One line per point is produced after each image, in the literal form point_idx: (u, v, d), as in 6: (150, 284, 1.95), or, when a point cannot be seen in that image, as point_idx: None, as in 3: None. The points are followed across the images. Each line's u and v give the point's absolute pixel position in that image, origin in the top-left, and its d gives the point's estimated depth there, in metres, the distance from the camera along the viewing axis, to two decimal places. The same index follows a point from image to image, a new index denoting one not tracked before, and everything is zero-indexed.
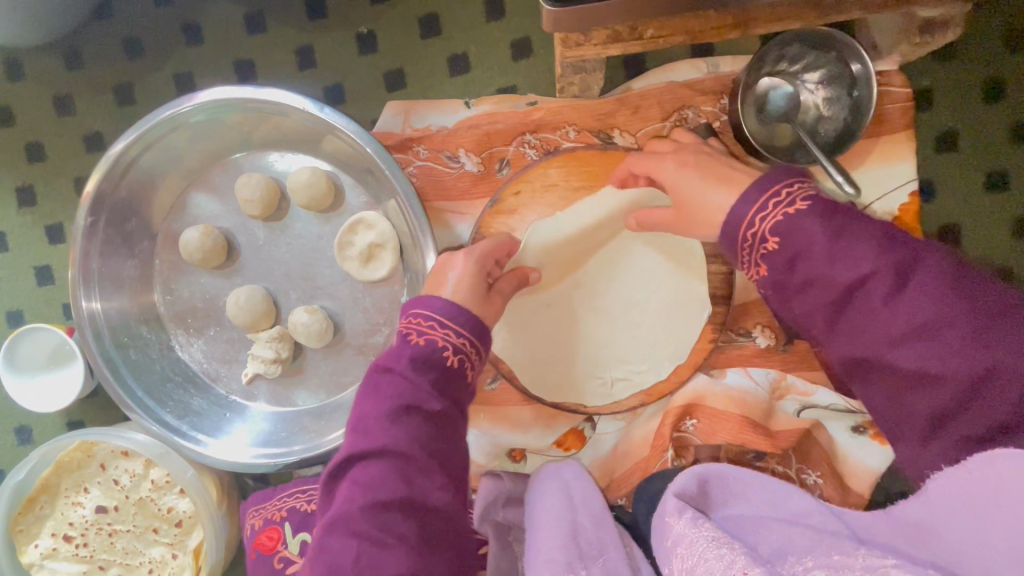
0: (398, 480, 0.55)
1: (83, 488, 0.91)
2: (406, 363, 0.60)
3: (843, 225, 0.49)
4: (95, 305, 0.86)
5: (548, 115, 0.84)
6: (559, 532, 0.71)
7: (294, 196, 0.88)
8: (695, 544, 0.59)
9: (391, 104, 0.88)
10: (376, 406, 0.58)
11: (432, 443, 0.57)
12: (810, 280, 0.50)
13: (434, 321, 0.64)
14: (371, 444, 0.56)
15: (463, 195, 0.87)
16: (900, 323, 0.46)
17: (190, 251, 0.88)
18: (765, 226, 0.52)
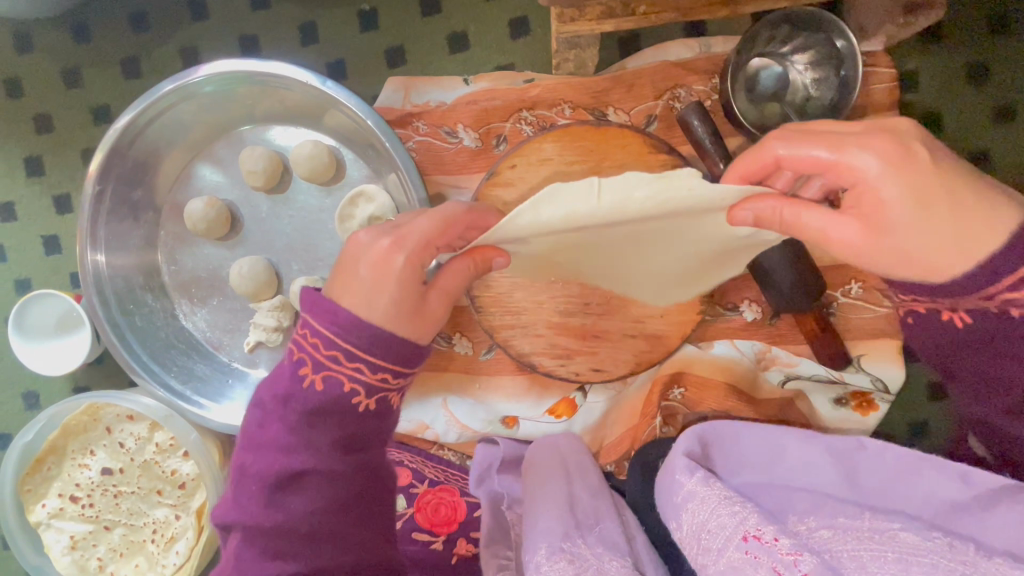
0: (292, 545, 0.56)
1: (89, 450, 0.94)
2: (304, 408, 0.59)
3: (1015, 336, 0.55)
4: (100, 260, 0.88)
5: (544, 92, 0.87)
6: (559, 502, 0.73)
7: (297, 168, 0.90)
8: (707, 501, 0.64)
9: (392, 80, 0.90)
10: (269, 470, 0.58)
11: (331, 496, 0.58)
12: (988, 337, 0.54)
13: (341, 351, 0.58)
14: (264, 499, 0.58)
15: (461, 170, 0.89)
16: None
17: (194, 220, 0.90)
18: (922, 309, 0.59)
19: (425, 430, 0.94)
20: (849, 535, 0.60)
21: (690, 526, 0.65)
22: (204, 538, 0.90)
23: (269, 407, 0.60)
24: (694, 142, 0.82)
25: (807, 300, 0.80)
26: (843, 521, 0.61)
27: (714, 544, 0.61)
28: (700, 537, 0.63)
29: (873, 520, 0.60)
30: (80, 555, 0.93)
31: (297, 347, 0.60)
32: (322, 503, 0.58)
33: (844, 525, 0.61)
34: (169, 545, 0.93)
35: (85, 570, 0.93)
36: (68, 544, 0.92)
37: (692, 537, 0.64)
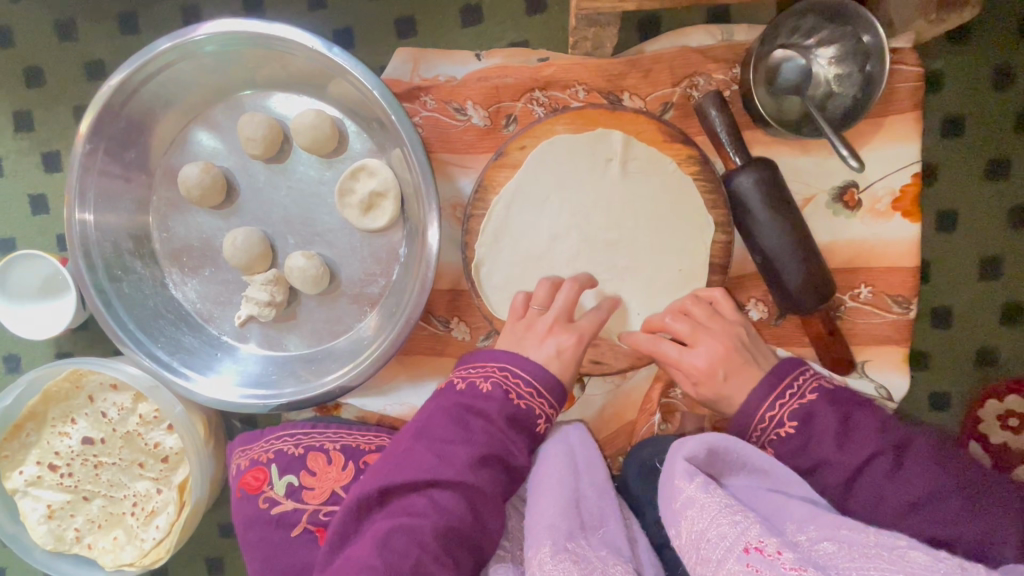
0: (468, 513, 0.68)
1: (70, 418, 0.91)
2: (501, 419, 0.72)
3: (849, 419, 0.68)
4: (88, 218, 0.86)
5: (559, 72, 0.84)
6: (566, 501, 0.74)
7: (297, 137, 0.86)
8: (707, 508, 0.65)
9: (401, 51, 0.87)
10: (464, 453, 0.70)
11: (502, 488, 0.72)
12: (820, 461, 0.68)
13: (534, 390, 0.74)
14: (451, 477, 0.69)
15: (468, 149, 0.86)
16: (907, 494, 0.64)
17: (189, 186, 0.87)
18: (785, 410, 0.70)
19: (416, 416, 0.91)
20: (856, 551, 0.58)
21: (688, 535, 0.65)
22: (185, 514, 0.88)
23: (467, 411, 0.73)
24: (710, 133, 0.80)
25: (816, 303, 0.77)
26: (846, 534, 0.60)
27: (713, 555, 0.61)
28: (699, 546, 0.62)
29: (880, 537, 0.59)
30: (57, 524, 0.90)
31: (501, 379, 0.74)
32: (496, 492, 0.71)
33: (847, 537, 0.60)
34: (149, 519, 0.90)
35: (62, 541, 0.90)
36: (45, 513, 0.90)
37: (690, 546, 0.64)
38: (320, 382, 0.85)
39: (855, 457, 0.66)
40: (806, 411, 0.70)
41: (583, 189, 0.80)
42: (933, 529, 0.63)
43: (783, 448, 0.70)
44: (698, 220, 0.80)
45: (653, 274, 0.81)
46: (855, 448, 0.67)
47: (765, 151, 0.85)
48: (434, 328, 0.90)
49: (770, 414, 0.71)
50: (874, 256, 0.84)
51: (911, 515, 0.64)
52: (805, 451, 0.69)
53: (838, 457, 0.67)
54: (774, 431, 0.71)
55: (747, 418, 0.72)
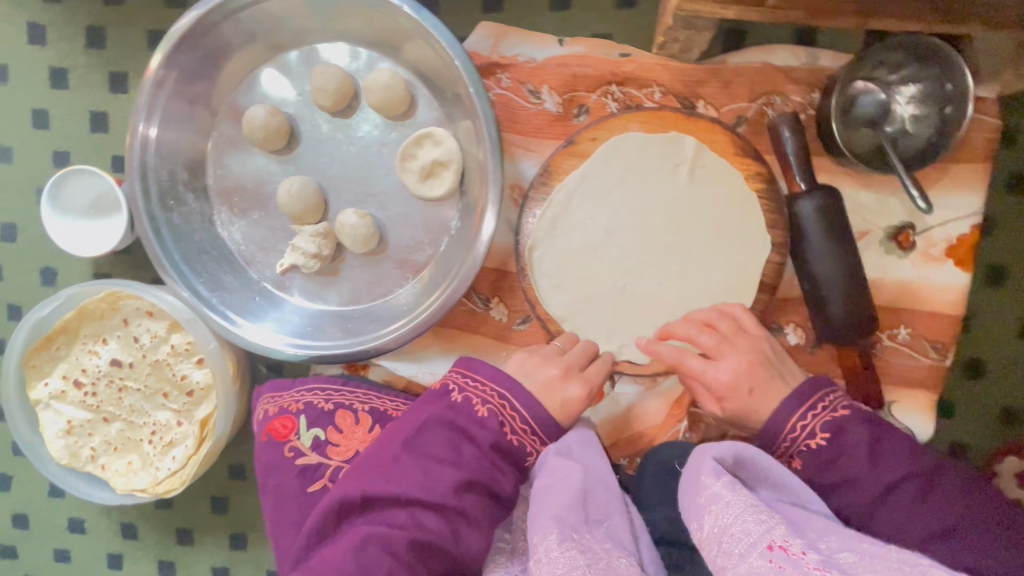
0: (447, 534, 0.69)
1: (101, 338, 0.91)
2: (489, 450, 0.72)
3: (883, 438, 0.69)
4: (151, 133, 0.85)
5: (639, 70, 0.84)
6: (574, 494, 0.72)
7: (368, 95, 0.87)
8: (732, 505, 0.66)
9: (484, 25, 0.86)
10: (451, 472, 0.70)
11: (483, 517, 0.71)
12: (849, 479, 0.68)
13: (530, 426, 0.73)
14: (432, 496, 0.69)
15: (536, 132, 0.86)
16: (940, 519, 0.65)
17: (253, 127, 0.88)
18: (815, 422, 0.70)
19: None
20: (877, 563, 0.58)
21: (711, 528, 0.65)
22: (204, 449, 0.89)
23: (459, 431, 0.72)
24: (780, 154, 0.81)
25: (855, 337, 0.78)
26: (868, 547, 0.60)
27: (735, 549, 0.62)
28: (721, 539, 0.64)
29: (902, 555, 0.58)
30: (74, 441, 0.91)
31: (501, 407, 0.73)
32: (476, 520, 0.71)
33: (867, 551, 0.60)
34: (166, 449, 0.91)
35: (77, 458, 0.91)
36: (64, 428, 0.91)
37: (713, 539, 0.65)
38: (388, 331, 0.85)
39: (885, 477, 0.67)
40: (836, 426, 0.70)
41: (648, 189, 0.80)
42: (959, 559, 0.63)
43: (810, 462, 0.70)
44: (756, 237, 0.80)
45: (702, 285, 0.82)
46: (887, 467, 0.67)
47: (829, 180, 0.85)
48: (473, 305, 0.91)
49: (800, 422, 0.71)
50: (919, 299, 0.85)
51: (938, 542, 0.64)
52: (833, 467, 0.69)
53: (867, 476, 0.67)
54: (801, 445, 0.71)
55: (773, 432, 0.72)
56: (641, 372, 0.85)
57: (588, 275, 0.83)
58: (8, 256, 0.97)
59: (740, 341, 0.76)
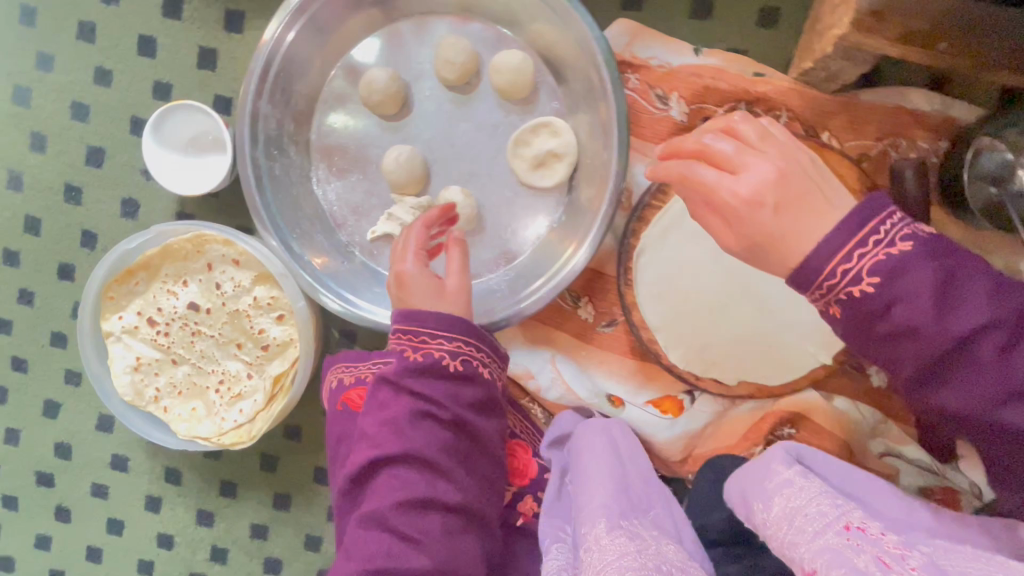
0: (424, 482, 0.72)
1: (182, 279, 0.89)
2: (411, 377, 0.73)
3: (948, 270, 0.46)
4: (283, 38, 0.81)
5: (772, 92, 0.83)
6: (615, 484, 0.77)
7: (494, 75, 0.85)
8: (805, 488, 0.66)
9: (622, 21, 0.84)
10: (401, 418, 0.73)
11: (442, 447, 0.73)
12: (908, 330, 0.47)
13: (426, 334, 0.73)
14: (389, 449, 0.73)
15: (655, 138, 0.85)
16: (1017, 380, 0.45)
17: (372, 89, 0.86)
18: (863, 263, 0.47)
19: (528, 379, 0.92)
20: (962, 556, 0.57)
21: (783, 509, 0.65)
22: (274, 407, 0.87)
23: (392, 381, 0.74)
24: (899, 197, 0.81)
25: None
26: (947, 545, 0.60)
27: (809, 526, 0.61)
28: (795, 518, 0.62)
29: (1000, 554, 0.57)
30: (140, 378, 0.89)
31: (401, 337, 0.73)
32: (435, 452, 0.72)
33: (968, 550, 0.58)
34: (233, 401, 0.89)
35: (140, 396, 0.89)
36: (132, 364, 0.89)
37: (783, 519, 0.63)
38: (530, 292, 0.85)
39: (952, 330, 0.45)
40: (893, 265, 0.47)
41: None
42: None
43: (858, 312, 0.48)
44: None
45: (799, 313, 0.82)
46: (957, 314, 0.45)
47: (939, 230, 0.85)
48: (562, 301, 0.91)
49: (841, 267, 0.48)
50: None
51: (1011, 403, 0.46)
52: (879, 316, 0.47)
53: (929, 330, 0.46)
54: (838, 293, 0.48)
55: (809, 270, 0.49)
56: (723, 391, 0.86)
57: (688, 288, 0.84)
58: (91, 182, 0.95)
59: (765, 143, 0.54)
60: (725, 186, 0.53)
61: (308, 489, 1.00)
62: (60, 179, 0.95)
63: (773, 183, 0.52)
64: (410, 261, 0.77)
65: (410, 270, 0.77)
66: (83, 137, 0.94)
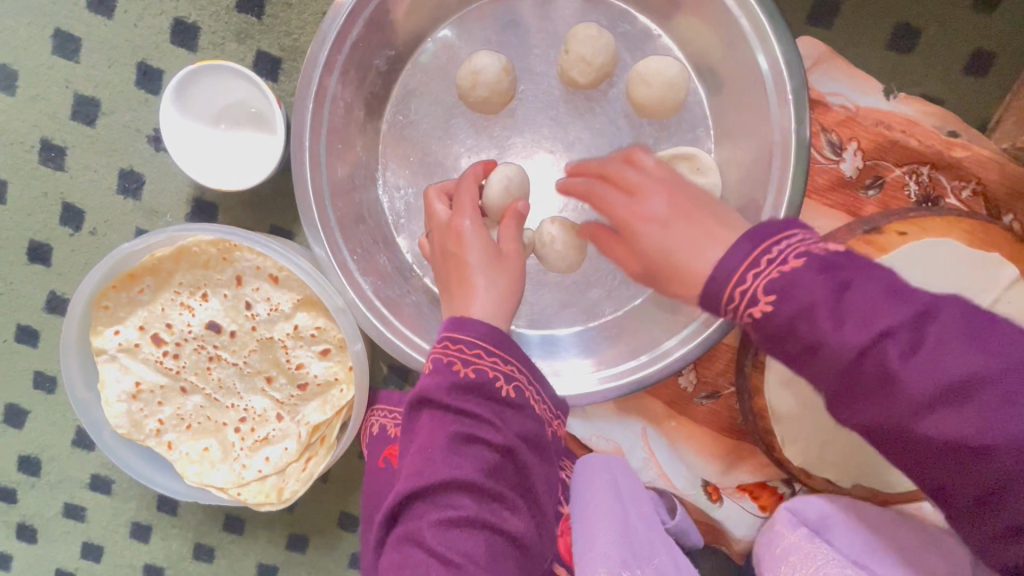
0: (467, 514, 0.53)
1: (201, 293, 0.70)
2: (451, 396, 0.54)
3: (846, 278, 0.41)
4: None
5: (967, 159, 0.67)
6: (619, 525, 0.71)
7: (634, 83, 0.67)
8: (811, 557, 0.70)
9: (804, 41, 0.67)
10: (433, 439, 0.54)
11: (495, 477, 0.54)
12: (814, 344, 0.42)
13: (481, 348, 0.55)
14: (423, 480, 0.53)
15: (814, 193, 0.70)
16: (927, 385, 0.39)
17: (478, 81, 0.66)
18: (758, 283, 0.42)
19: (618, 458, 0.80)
20: None
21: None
22: (311, 462, 0.71)
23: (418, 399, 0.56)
24: None
25: None
26: None
27: None
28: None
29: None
30: (139, 408, 0.71)
31: (441, 353, 0.56)
32: (486, 484, 0.54)
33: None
34: (256, 446, 0.73)
35: (138, 429, 0.71)
36: (130, 391, 0.71)
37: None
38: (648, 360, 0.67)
39: (853, 340, 0.40)
40: (788, 280, 0.42)
41: None
42: (952, 427, 0.39)
43: (765, 332, 0.43)
44: None
45: None
46: (858, 319, 0.40)
47: None
48: None
49: (752, 278, 0.43)
50: None
51: (931, 409, 0.40)
52: (788, 337, 0.42)
53: (830, 341, 0.41)
54: (742, 314, 0.44)
55: (712, 294, 0.45)
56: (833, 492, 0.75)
57: None
58: (80, 142, 0.72)
59: (658, 169, 0.56)
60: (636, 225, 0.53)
61: (329, 533, 0.86)
62: (36, 133, 0.72)
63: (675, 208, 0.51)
64: (469, 215, 0.61)
65: (471, 225, 0.61)
66: (70, 80, 0.70)
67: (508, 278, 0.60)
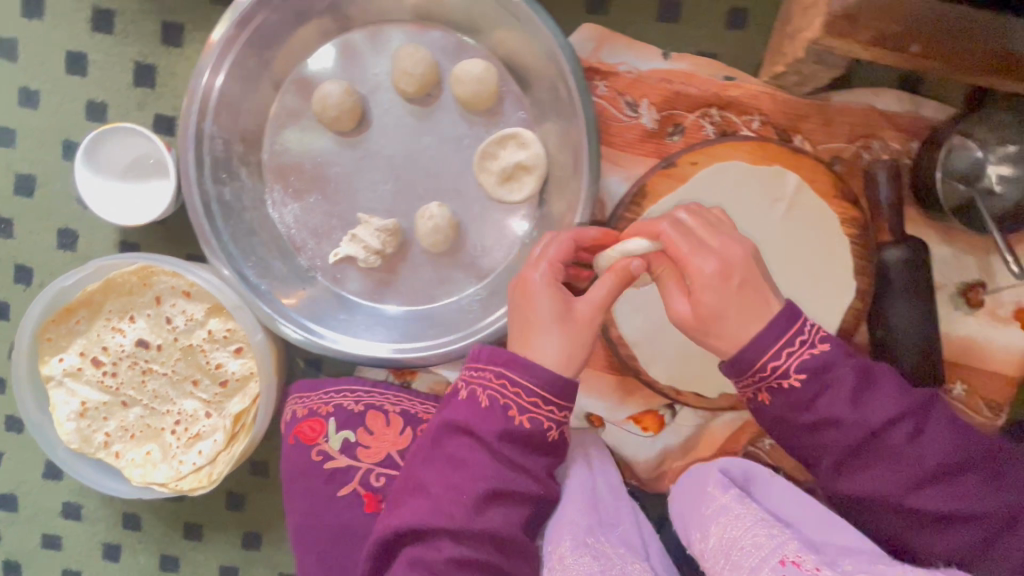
0: (485, 547, 0.65)
1: (128, 315, 0.83)
2: (501, 442, 0.66)
3: (868, 381, 0.64)
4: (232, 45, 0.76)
5: (742, 96, 0.80)
6: (587, 497, 0.77)
7: (455, 85, 0.81)
8: (740, 517, 0.71)
9: (588, 26, 0.81)
10: (468, 478, 0.65)
11: (519, 525, 0.66)
12: (831, 420, 0.63)
13: (538, 398, 0.66)
14: (461, 520, 0.64)
15: (625, 147, 0.83)
16: (929, 468, 0.63)
17: (326, 104, 0.81)
18: (789, 363, 0.63)
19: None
20: None
21: (719, 539, 0.70)
22: (237, 448, 0.82)
23: (461, 427, 0.67)
24: (870, 202, 0.80)
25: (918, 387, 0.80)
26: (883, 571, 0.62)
27: (744, 561, 0.65)
28: (731, 551, 0.67)
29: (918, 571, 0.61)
30: (87, 424, 0.83)
31: (497, 388, 0.66)
32: (511, 532, 0.66)
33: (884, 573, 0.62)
34: (191, 442, 0.84)
35: (88, 443, 0.83)
36: (77, 410, 0.82)
37: (721, 549, 0.69)
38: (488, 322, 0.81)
39: (871, 421, 0.63)
40: (819, 363, 0.63)
41: (737, 220, 0.78)
42: (947, 503, 0.63)
43: (790, 400, 0.64)
44: (841, 274, 0.79)
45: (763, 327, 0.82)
46: (869, 405, 0.63)
47: (912, 230, 0.85)
48: None
49: (776, 361, 0.63)
50: (975, 357, 0.87)
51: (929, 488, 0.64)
52: (811, 408, 0.64)
53: (850, 418, 0.63)
54: (770, 382, 0.64)
55: (747, 361, 0.64)
56: (703, 404, 0.84)
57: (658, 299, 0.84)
58: (22, 212, 0.87)
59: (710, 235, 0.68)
60: (670, 287, 0.68)
61: (278, 525, 0.95)
62: None
63: (723, 288, 0.64)
64: (542, 273, 0.70)
65: (539, 282, 0.70)
66: (11, 164, 0.87)
67: (560, 339, 0.67)
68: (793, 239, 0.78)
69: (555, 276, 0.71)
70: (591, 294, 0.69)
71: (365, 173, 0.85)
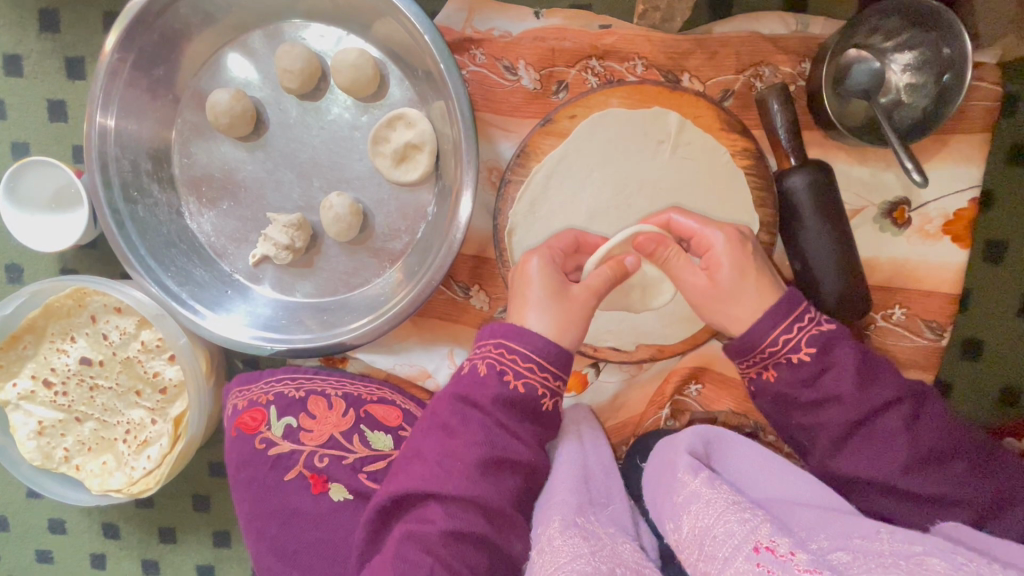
0: (481, 518, 0.63)
1: (70, 336, 0.88)
2: (496, 407, 0.65)
3: (868, 362, 0.64)
4: (117, 67, 0.79)
5: (620, 42, 0.79)
6: (579, 474, 0.72)
7: (336, 75, 0.82)
8: (712, 503, 0.63)
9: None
10: (466, 451, 0.64)
11: (511, 497, 0.65)
12: (831, 397, 0.63)
13: (533, 362, 0.65)
14: (452, 486, 0.63)
15: (513, 112, 0.82)
16: (920, 447, 0.62)
17: (217, 112, 0.83)
18: (796, 341, 0.64)
19: (425, 379, 0.89)
20: (872, 560, 0.55)
21: (691, 529, 0.63)
22: (179, 450, 0.86)
23: (464, 401, 0.66)
24: (769, 129, 0.76)
25: (851, 316, 0.75)
26: (859, 544, 0.58)
27: (719, 552, 0.58)
28: (703, 542, 0.60)
29: (892, 543, 0.57)
30: (46, 442, 0.89)
31: (497, 357, 0.66)
32: (502, 504, 0.64)
33: (859, 547, 0.58)
34: (141, 448, 0.88)
35: (50, 459, 0.89)
36: (35, 429, 0.88)
37: (693, 541, 0.62)
38: (353, 329, 0.82)
39: (870, 400, 0.62)
40: (824, 341, 0.64)
41: (625, 166, 0.77)
42: (933, 486, 0.62)
43: (797, 377, 0.64)
44: (743, 205, 0.77)
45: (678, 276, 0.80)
46: (875, 387, 0.63)
47: (822, 155, 0.81)
48: (452, 293, 0.87)
49: (784, 336, 0.64)
50: (915, 279, 0.82)
51: (917, 470, 0.62)
52: (815, 384, 0.64)
53: (852, 394, 0.62)
54: (782, 356, 0.65)
55: (750, 344, 0.66)
56: (626, 361, 0.82)
57: None
58: None
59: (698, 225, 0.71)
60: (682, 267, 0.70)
61: None
62: None
63: (735, 262, 0.68)
64: (540, 260, 0.70)
65: (534, 268, 0.70)
66: None
67: (553, 316, 0.67)
68: (689, 179, 0.77)
69: (551, 262, 0.71)
70: (586, 281, 0.70)
71: (270, 173, 0.88)
